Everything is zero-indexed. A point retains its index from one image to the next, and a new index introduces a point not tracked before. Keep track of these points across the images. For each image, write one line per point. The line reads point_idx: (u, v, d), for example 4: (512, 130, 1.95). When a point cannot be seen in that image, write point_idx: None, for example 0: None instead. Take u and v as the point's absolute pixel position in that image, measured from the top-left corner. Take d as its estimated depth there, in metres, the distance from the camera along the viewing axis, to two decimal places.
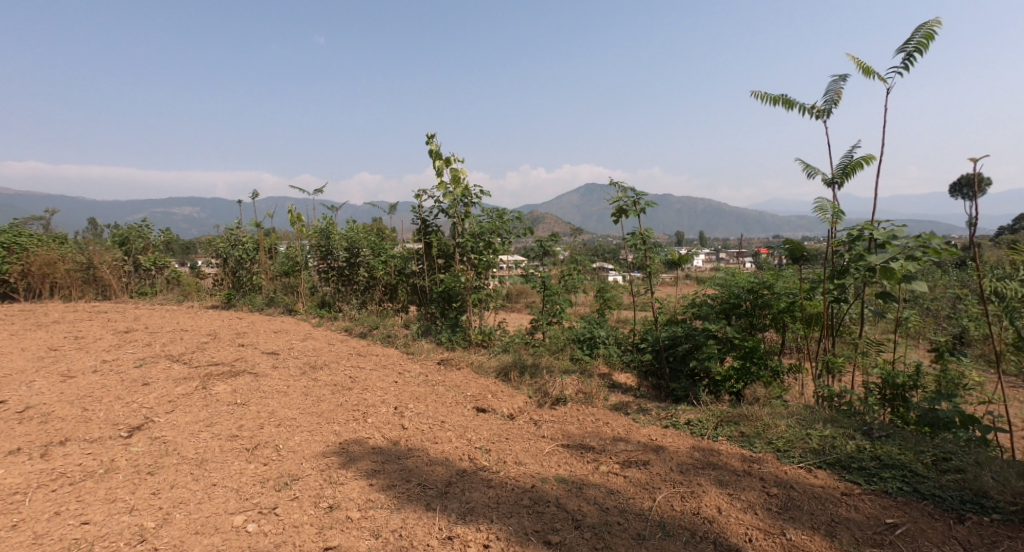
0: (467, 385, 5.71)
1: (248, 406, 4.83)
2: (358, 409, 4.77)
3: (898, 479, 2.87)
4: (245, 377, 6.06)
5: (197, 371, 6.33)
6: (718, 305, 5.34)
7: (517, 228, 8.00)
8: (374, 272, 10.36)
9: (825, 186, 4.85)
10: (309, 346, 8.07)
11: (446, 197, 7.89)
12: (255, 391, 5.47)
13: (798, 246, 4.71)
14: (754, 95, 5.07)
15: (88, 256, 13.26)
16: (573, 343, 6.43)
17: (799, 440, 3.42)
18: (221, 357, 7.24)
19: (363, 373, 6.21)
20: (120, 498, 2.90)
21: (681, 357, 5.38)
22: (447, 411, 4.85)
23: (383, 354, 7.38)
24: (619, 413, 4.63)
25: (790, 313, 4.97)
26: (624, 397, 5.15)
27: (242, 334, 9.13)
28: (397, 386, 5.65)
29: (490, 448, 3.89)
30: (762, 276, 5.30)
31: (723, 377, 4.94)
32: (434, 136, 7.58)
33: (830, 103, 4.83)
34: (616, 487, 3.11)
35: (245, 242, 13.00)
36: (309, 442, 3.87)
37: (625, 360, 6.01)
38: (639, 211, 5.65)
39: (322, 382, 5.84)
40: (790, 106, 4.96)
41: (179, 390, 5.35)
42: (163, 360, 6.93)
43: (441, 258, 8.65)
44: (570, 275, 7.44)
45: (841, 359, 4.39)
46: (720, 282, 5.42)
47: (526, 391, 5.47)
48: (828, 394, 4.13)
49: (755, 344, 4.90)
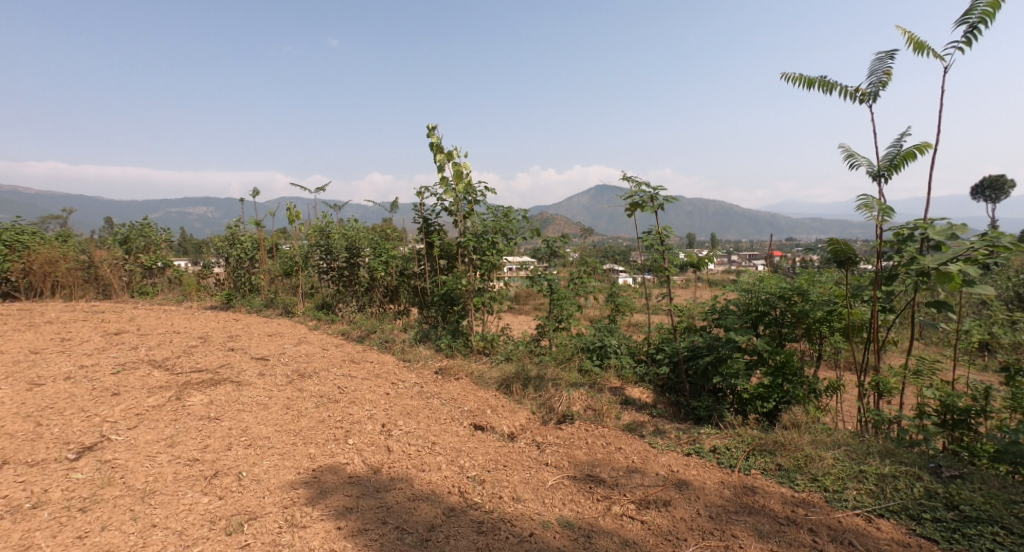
0: (465, 399, 5.21)
1: (220, 422, 4.36)
2: (341, 427, 4.29)
3: (987, 538, 2.34)
4: (226, 387, 5.60)
5: (177, 379, 5.89)
6: (743, 312, 4.80)
7: (523, 229, 7.44)
8: (372, 274, 9.91)
9: (870, 179, 4.30)
10: (302, 351, 7.65)
11: (448, 194, 7.40)
12: (233, 403, 5.01)
13: (844, 247, 4.10)
14: (784, 78, 4.57)
15: (89, 255, 12.96)
16: (582, 352, 5.92)
17: (851, 479, 2.89)
18: (207, 363, 6.81)
19: (353, 384, 5.73)
20: (37, 545, 2.49)
21: (702, 371, 4.83)
22: (439, 430, 4.34)
23: (378, 361, 6.92)
24: (633, 435, 4.10)
25: (828, 323, 4.41)
26: (639, 417, 4.61)
27: (235, 338, 8.72)
28: (388, 399, 5.17)
29: (485, 478, 3.39)
30: (795, 281, 4.73)
31: (752, 395, 4.39)
32: (434, 127, 7.10)
33: (877, 85, 4.30)
34: (632, 537, 2.60)
35: (245, 242, 12.64)
36: (278, 469, 3.38)
37: (639, 373, 5.46)
38: (657, 207, 5.12)
39: (307, 393, 5.37)
40: (829, 89, 4.43)
41: (150, 402, 4.89)
42: (145, 366, 6.50)
43: (444, 259, 8.18)
44: (581, 279, 6.83)
45: (890, 379, 3.81)
46: (745, 287, 4.88)
47: (529, 407, 4.97)
48: (878, 419, 3.56)
49: (787, 358, 4.35)
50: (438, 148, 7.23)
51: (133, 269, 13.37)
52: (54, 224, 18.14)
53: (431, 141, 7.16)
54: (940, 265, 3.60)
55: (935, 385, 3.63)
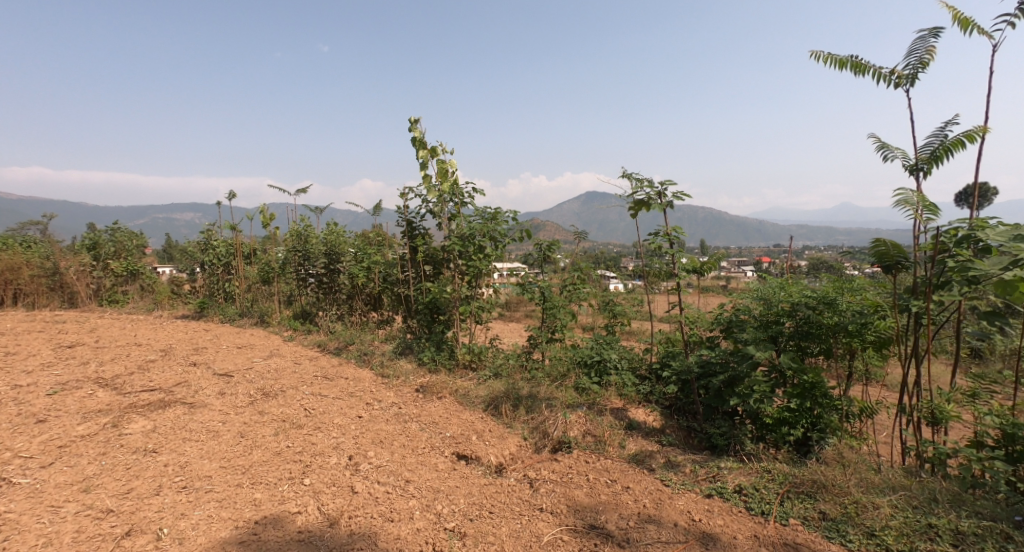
0: (447, 423, 4.58)
1: (156, 456, 3.72)
2: (300, 462, 3.67)
3: None
4: (175, 410, 4.93)
5: (121, 401, 5.20)
6: (760, 324, 4.25)
7: (514, 231, 6.79)
8: (353, 280, 9.24)
9: (907, 173, 3.96)
10: (272, 366, 6.99)
11: (431, 193, 6.81)
12: (179, 430, 4.35)
13: (892, 249, 3.60)
14: (815, 56, 4.36)
15: (53, 261, 12.16)
16: (577, 368, 5.32)
17: (919, 538, 2.39)
18: (161, 380, 6.11)
19: (322, 405, 5.09)
20: None
21: (715, 391, 4.23)
22: (415, 463, 3.74)
23: (355, 378, 6.28)
24: (642, 469, 3.54)
25: (861, 335, 3.84)
26: (646, 445, 4.03)
27: (201, 350, 8.02)
28: (360, 424, 4.54)
29: (467, 530, 2.85)
30: (819, 289, 4.18)
31: (777, 420, 3.78)
32: (416, 120, 6.52)
33: (916, 67, 3.83)
34: None
35: (218, 246, 11.92)
36: (212, 522, 2.80)
37: (642, 392, 4.88)
38: (665, 205, 4.56)
39: (268, 418, 4.73)
40: (861, 71, 4.12)
41: (79, 430, 4.21)
42: (90, 385, 5.79)
43: (429, 265, 7.61)
44: (574, 286, 6.18)
45: (944, 404, 3.22)
46: (760, 294, 4.34)
47: (520, 432, 4.37)
48: (933, 454, 3.03)
49: (816, 378, 3.78)
50: (421, 143, 6.64)
51: (101, 276, 12.59)
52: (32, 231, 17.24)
53: (413, 135, 6.58)
54: (1001, 271, 3.01)
55: (995, 411, 3.07)
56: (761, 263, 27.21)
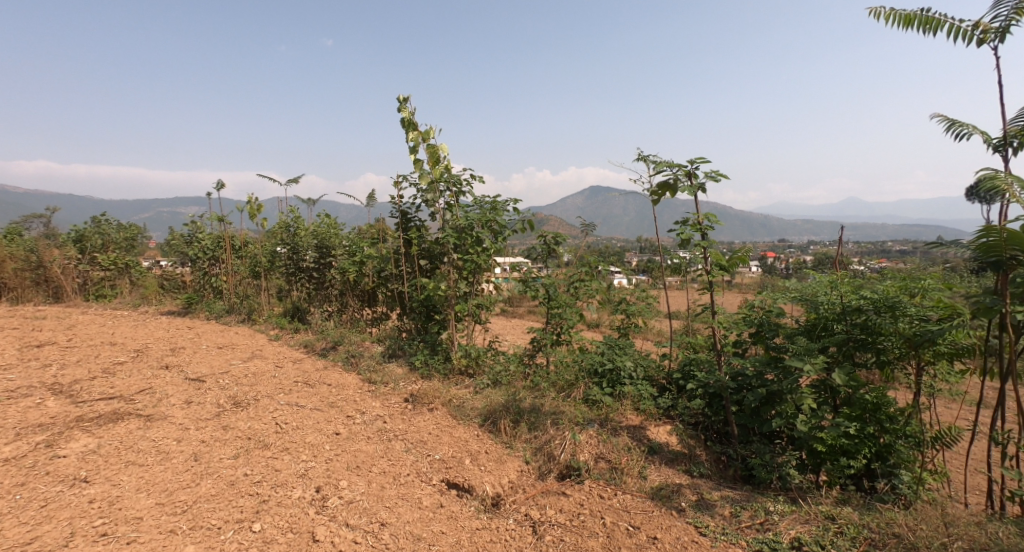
0: (437, 442, 3.92)
1: (83, 485, 3.12)
2: (255, 495, 3.05)
3: None
4: (128, 424, 4.30)
5: (69, 412, 4.57)
6: (804, 329, 3.64)
7: (514, 222, 6.12)
8: (344, 275, 8.59)
9: (991, 151, 3.29)
10: (251, 369, 6.37)
11: (422, 179, 6.15)
12: (124, 449, 3.73)
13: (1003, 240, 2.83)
14: (872, 14, 3.68)
15: (36, 254, 11.53)
16: (588, 377, 4.65)
17: None
18: (124, 387, 5.47)
19: (296, 419, 4.45)
20: None
21: (752, 410, 3.60)
22: (394, 496, 3.11)
23: (338, 384, 5.65)
24: (669, 508, 2.91)
25: (932, 345, 3.17)
26: (671, 474, 3.41)
27: (178, 351, 7.40)
28: (335, 444, 3.90)
29: None
30: (879, 287, 3.49)
31: (832, 449, 3.16)
32: (405, 97, 5.86)
33: (1008, 18, 3.13)
34: None
35: (203, 239, 11.26)
36: None
37: (663, 407, 4.25)
38: (694, 187, 3.88)
39: (230, 434, 4.10)
40: (933, 29, 3.44)
41: (7, 451, 3.61)
42: (42, 393, 5.16)
43: (425, 259, 6.90)
44: (582, 282, 5.47)
45: None
46: (804, 294, 3.69)
47: (523, 454, 3.73)
48: None
49: (879, 399, 3.15)
50: (412, 125, 5.99)
51: (87, 270, 11.93)
52: (34, 226, 16.74)
53: (403, 116, 5.92)
54: None
55: None
56: (766, 259, 26.35)
